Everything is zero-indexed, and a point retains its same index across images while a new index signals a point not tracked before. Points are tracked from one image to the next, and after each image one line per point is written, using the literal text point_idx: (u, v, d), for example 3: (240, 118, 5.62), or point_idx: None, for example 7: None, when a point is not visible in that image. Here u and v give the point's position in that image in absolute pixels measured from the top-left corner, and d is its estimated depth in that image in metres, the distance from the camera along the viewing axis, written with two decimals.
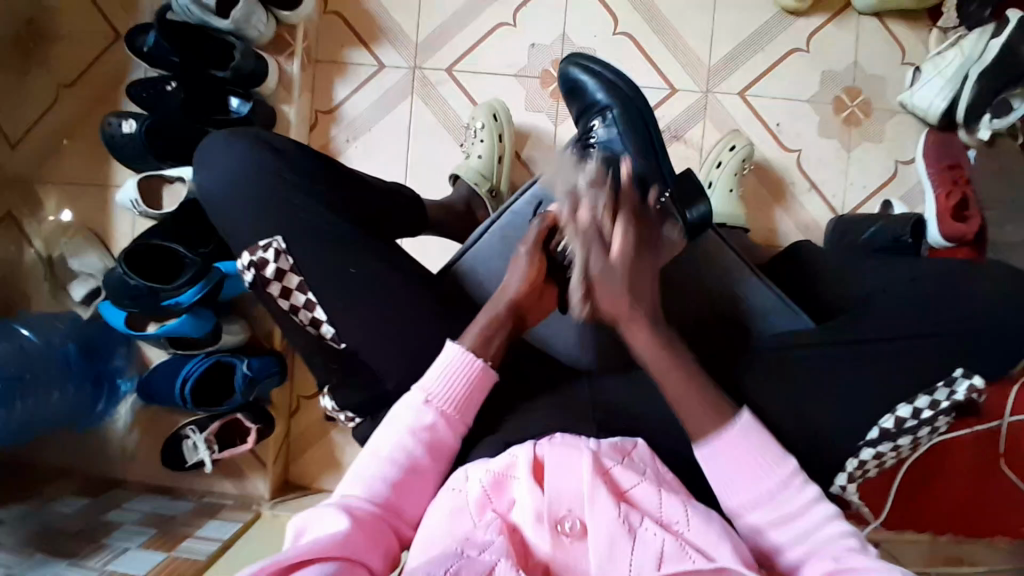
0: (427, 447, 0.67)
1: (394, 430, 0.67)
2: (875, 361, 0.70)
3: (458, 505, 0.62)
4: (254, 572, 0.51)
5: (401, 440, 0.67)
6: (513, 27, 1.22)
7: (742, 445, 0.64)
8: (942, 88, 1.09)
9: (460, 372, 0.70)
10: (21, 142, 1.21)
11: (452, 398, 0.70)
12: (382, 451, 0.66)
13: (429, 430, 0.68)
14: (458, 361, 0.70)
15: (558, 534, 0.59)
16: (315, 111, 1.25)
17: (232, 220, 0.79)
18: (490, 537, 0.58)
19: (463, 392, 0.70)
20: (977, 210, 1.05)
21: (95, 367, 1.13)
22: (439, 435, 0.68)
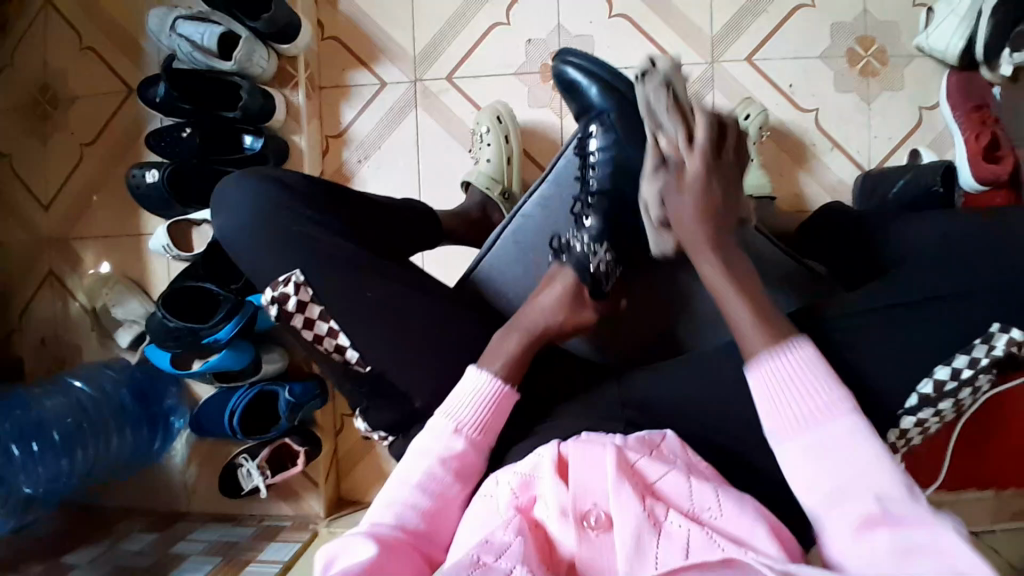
0: (455, 471, 0.67)
1: (421, 455, 0.68)
2: (923, 328, 0.65)
3: (489, 509, 0.63)
4: None
5: (428, 466, 0.67)
6: (507, 27, 1.21)
7: (798, 370, 0.59)
8: (958, 27, 1.03)
9: (488, 400, 0.70)
10: (54, 202, 1.27)
11: (481, 424, 0.70)
12: (409, 479, 0.66)
13: (459, 457, 0.68)
14: (487, 389, 0.70)
15: (584, 529, 0.59)
16: (325, 136, 1.26)
17: (251, 255, 0.80)
18: (510, 536, 0.57)
19: (489, 418, 0.70)
20: (1010, 148, 1.00)
21: (149, 409, 1.20)
22: (468, 458, 0.68)
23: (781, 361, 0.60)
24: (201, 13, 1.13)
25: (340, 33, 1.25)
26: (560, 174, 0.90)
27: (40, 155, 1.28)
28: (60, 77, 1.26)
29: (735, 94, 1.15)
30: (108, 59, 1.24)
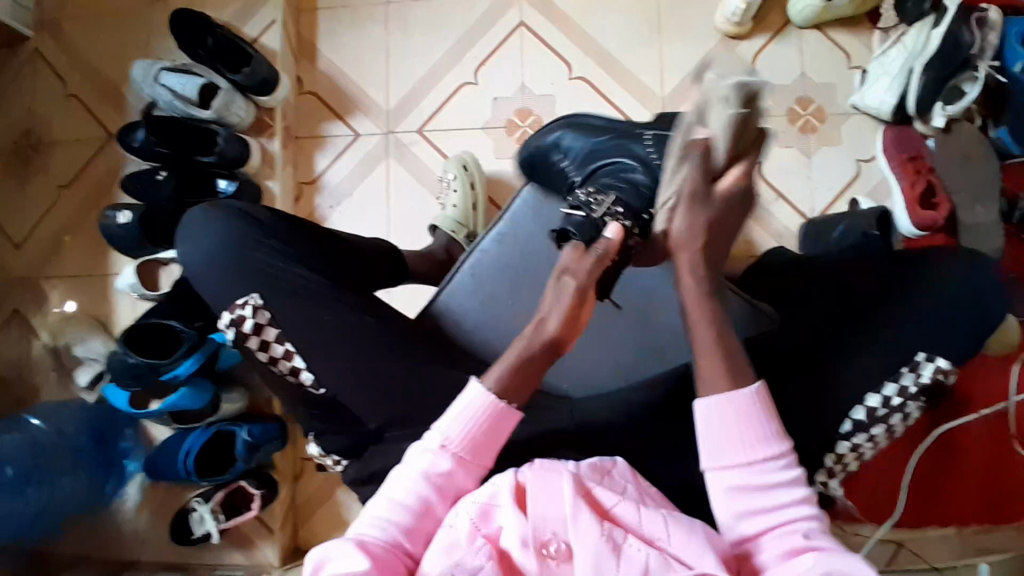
0: (440, 490, 0.66)
1: (409, 474, 0.66)
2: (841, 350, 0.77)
3: (448, 539, 0.62)
4: None
5: (414, 484, 0.66)
6: (475, 85, 1.30)
7: (746, 405, 0.62)
8: (890, 86, 1.14)
9: (481, 414, 0.67)
10: (25, 242, 1.29)
11: (472, 443, 0.67)
12: (396, 495, 0.66)
13: (447, 477, 0.66)
14: (481, 401, 0.68)
15: (544, 558, 0.59)
16: (299, 182, 1.32)
17: (209, 284, 0.82)
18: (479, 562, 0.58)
19: (482, 435, 0.68)
20: (944, 194, 1.08)
21: (104, 451, 1.18)
22: (456, 479, 0.67)
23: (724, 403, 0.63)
24: (185, 65, 1.21)
25: (318, 88, 1.33)
26: (516, 215, 0.94)
27: (15, 196, 1.31)
28: (43, 124, 1.31)
29: None
30: (93, 108, 1.31)
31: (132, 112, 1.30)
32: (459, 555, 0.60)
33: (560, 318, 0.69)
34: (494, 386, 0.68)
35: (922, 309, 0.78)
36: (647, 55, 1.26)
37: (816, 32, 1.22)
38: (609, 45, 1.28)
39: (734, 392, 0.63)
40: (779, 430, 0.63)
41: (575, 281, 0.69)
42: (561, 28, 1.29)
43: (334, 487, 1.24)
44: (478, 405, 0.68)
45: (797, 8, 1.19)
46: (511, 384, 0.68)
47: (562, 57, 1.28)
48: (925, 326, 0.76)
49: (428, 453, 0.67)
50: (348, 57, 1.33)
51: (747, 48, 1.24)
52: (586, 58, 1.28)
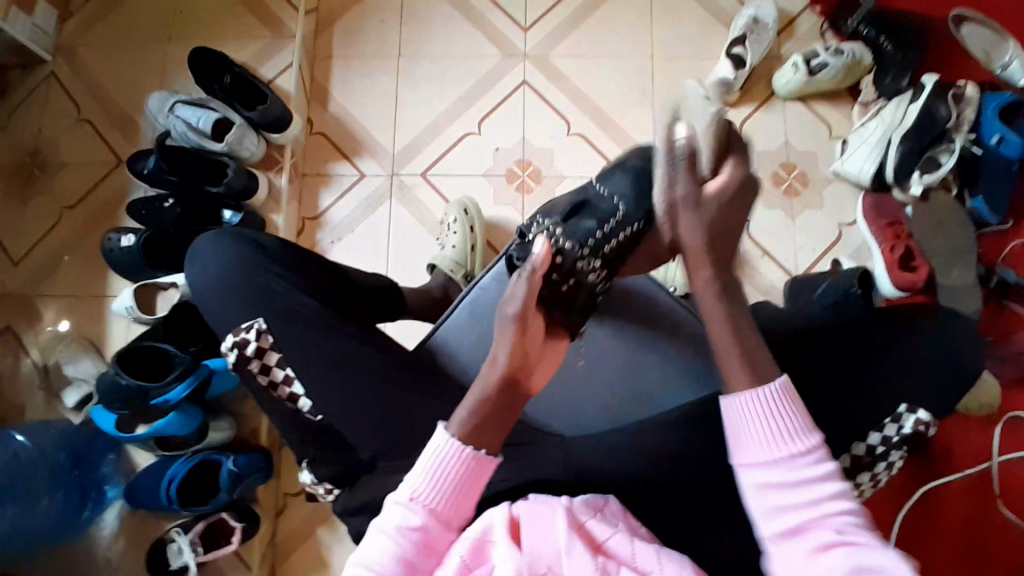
0: (418, 547, 0.66)
1: (383, 532, 0.66)
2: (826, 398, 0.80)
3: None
4: None
5: (390, 541, 0.66)
6: (478, 135, 1.36)
7: (771, 402, 0.61)
8: (870, 153, 1.21)
9: (451, 466, 0.67)
10: (23, 260, 1.30)
11: (442, 495, 0.67)
12: (373, 558, 0.65)
13: (420, 529, 0.66)
14: (449, 451, 0.67)
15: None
16: (302, 217, 1.35)
17: (217, 308, 0.85)
18: None
19: (454, 487, 0.67)
20: (922, 258, 1.14)
21: (82, 475, 1.16)
22: (431, 533, 0.66)
23: (750, 403, 0.62)
24: (201, 99, 1.26)
25: (327, 130, 1.39)
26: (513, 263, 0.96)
27: (17, 216, 1.32)
28: (54, 146, 1.35)
29: None
30: (106, 135, 1.35)
31: (144, 141, 1.34)
32: None
33: (508, 355, 0.70)
34: (457, 432, 0.68)
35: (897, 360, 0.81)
36: (642, 115, 1.34)
37: (799, 103, 1.31)
38: (606, 105, 1.35)
39: (760, 389, 0.62)
40: (808, 424, 0.61)
41: (513, 309, 0.72)
42: (562, 88, 1.37)
43: (315, 524, 1.22)
44: (447, 455, 0.67)
45: (782, 81, 1.28)
46: (478, 424, 0.68)
47: (561, 114, 1.36)
48: (905, 377, 0.81)
49: (400, 508, 0.67)
50: (357, 103, 1.40)
51: (735, 115, 1.32)
52: (585, 116, 1.35)
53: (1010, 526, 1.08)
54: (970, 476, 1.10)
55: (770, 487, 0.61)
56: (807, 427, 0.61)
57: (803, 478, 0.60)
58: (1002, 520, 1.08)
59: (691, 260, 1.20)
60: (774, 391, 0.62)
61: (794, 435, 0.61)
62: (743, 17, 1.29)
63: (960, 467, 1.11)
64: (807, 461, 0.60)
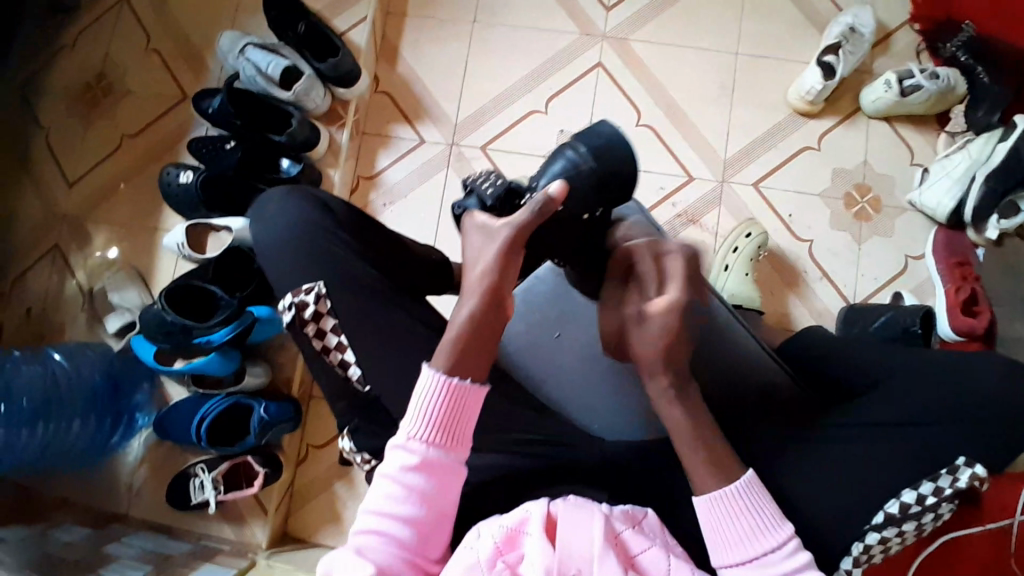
0: (427, 483, 0.66)
1: (387, 476, 0.66)
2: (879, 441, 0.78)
3: (469, 561, 0.61)
4: None
5: (394, 485, 0.65)
6: (544, 114, 1.33)
7: (740, 501, 0.67)
8: (950, 189, 1.16)
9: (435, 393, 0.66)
10: (80, 182, 1.31)
11: (435, 425, 0.66)
12: (387, 501, 0.66)
13: (420, 468, 0.65)
14: (431, 382, 0.66)
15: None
16: (357, 175, 1.34)
17: (279, 264, 0.85)
18: None
19: (444, 416, 0.66)
20: (987, 304, 1.10)
21: (118, 401, 1.18)
22: (434, 468, 0.66)
23: (724, 508, 0.67)
24: (273, 45, 1.25)
25: (393, 90, 1.36)
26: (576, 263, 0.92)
27: (79, 138, 1.33)
28: (122, 72, 1.34)
29: (739, 213, 1.25)
30: (173, 67, 1.34)
31: (211, 78, 1.33)
32: None
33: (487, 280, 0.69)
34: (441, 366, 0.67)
35: (962, 409, 0.78)
36: (716, 115, 1.29)
37: (884, 124, 1.25)
38: (680, 100, 1.30)
39: (726, 491, 0.68)
40: (777, 516, 0.68)
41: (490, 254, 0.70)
42: (636, 75, 1.32)
43: (334, 479, 1.23)
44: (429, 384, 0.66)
45: (870, 98, 1.22)
46: (456, 355, 0.67)
47: (632, 103, 1.31)
48: (974, 427, 0.77)
49: (398, 448, 0.66)
50: (426, 65, 1.37)
51: (814, 128, 1.26)
52: (657, 109, 1.31)
53: None
54: (995, 532, 1.04)
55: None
56: (780, 519, 0.68)
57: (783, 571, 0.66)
58: None
59: (746, 272, 1.16)
60: (740, 491, 0.68)
61: (761, 526, 0.67)
62: (839, 24, 1.23)
63: (985, 520, 1.04)
64: (781, 550, 0.67)
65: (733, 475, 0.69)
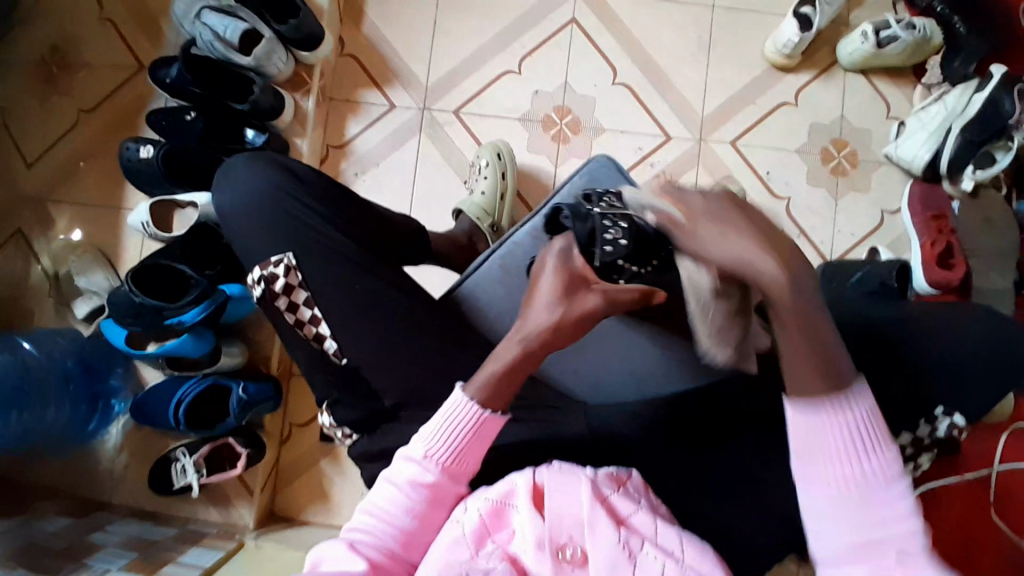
0: (429, 497, 0.65)
1: (392, 484, 0.65)
2: None
3: (455, 535, 0.62)
4: None
5: (400, 494, 0.65)
6: (518, 75, 1.29)
7: (860, 422, 0.54)
8: (926, 141, 1.15)
9: (463, 422, 0.66)
10: (35, 161, 1.25)
11: (454, 452, 0.66)
12: (382, 506, 0.65)
13: (431, 484, 0.65)
14: (464, 410, 0.66)
15: (559, 561, 0.60)
16: (327, 145, 1.30)
17: (247, 241, 0.84)
18: (492, 565, 0.60)
19: (466, 444, 0.66)
20: (962, 257, 1.10)
21: (92, 386, 1.16)
22: (442, 489, 0.65)
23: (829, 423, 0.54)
24: (229, 7, 1.17)
25: (359, 53, 1.31)
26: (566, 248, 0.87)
27: (32, 113, 1.26)
28: (70, 41, 1.27)
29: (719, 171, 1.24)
30: (125, 34, 1.27)
31: (165, 45, 1.26)
32: (468, 554, 0.61)
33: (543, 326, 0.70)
34: (476, 394, 0.67)
35: (937, 361, 0.78)
36: (694, 72, 1.26)
37: (861, 77, 1.24)
38: (657, 57, 1.27)
39: (842, 409, 0.54)
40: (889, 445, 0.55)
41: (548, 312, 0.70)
42: (612, 32, 1.28)
43: (321, 454, 1.23)
44: (462, 415, 0.66)
45: (847, 49, 1.20)
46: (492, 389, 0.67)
47: (609, 61, 1.28)
48: (945, 378, 0.78)
49: (411, 462, 0.65)
50: (393, 26, 1.31)
51: (792, 83, 1.25)
52: (634, 67, 1.27)
53: (998, 532, 1.05)
54: (969, 480, 1.07)
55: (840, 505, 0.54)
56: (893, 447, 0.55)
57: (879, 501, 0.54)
58: (991, 526, 1.06)
59: None
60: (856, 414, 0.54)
61: (878, 447, 0.55)
62: None
63: (960, 470, 1.08)
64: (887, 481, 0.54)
65: (854, 390, 0.55)
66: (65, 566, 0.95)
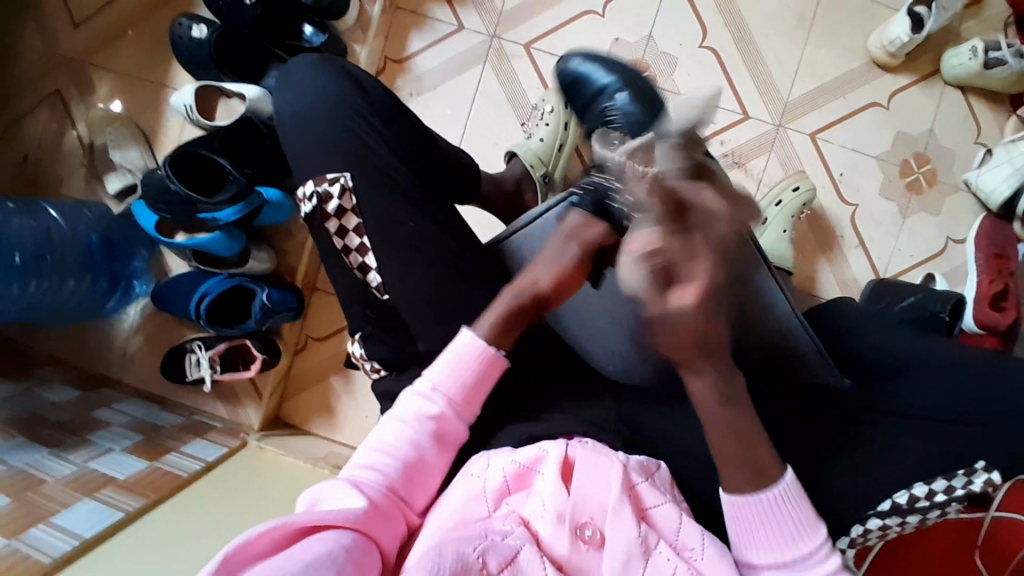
0: (433, 437, 0.66)
1: (399, 420, 0.66)
2: None
3: (475, 491, 0.62)
4: (264, 530, 0.51)
5: (407, 429, 0.65)
6: (600, 17, 1.20)
7: (774, 507, 0.61)
8: (1009, 176, 1.08)
9: (470, 360, 0.68)
10: (84, 22, 1.19)
11: (462, 387, 0.67)
12: (385, 445, 0.65)
13: (437, 420, 0.66)
14: (472, 348, 0.68)
15: (577, 539, 0.60)
16: (385, 57, 1.23)
17: (301, 154, 0.79)
18: (509, 527, 0.59)
19: (473, 383, 0.68)
20: (1016, 302, 1.03)
21: (114, 266, 1.14)
22: (447, 424, 0.66)
23: (769, 502, 0.61)
24: None
25: None
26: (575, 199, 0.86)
27: None
28: None
29: (789, 163, 1.17)
30: None
31: None
32: (485, 512, 0.61)
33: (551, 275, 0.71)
34: (483, 334, 0.68)
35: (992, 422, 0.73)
36: (787, 49, 1.17)
37: (959, 93, 1.15)
38: (752, 24, 1.18)
39: (758, 495, 0.61)
40: (812, 521, 0.62)
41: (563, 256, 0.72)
42: None
43: (332, 371, 1.22)
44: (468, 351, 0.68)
45: (952, 63, 1.11)
46: (504, 330, 0.69)
47: (700, 20, 1.19)
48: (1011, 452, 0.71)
49: (419, 396, 0.66)
50: None
51: (888, 83, 1.16)
52: (724, 32, 1.18)
53: None
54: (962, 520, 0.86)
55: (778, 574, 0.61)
56: (815, 524, 0.62)
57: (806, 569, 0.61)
58: None
59: (784, 228, 1.08)
60: (780, 493, 0.61)
61: (797, 530, 0.61)
62: None
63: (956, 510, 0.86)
64: (815, 559, 0.61)
65: (773, 475, 0.62)
66: (67, 440, 0.98)
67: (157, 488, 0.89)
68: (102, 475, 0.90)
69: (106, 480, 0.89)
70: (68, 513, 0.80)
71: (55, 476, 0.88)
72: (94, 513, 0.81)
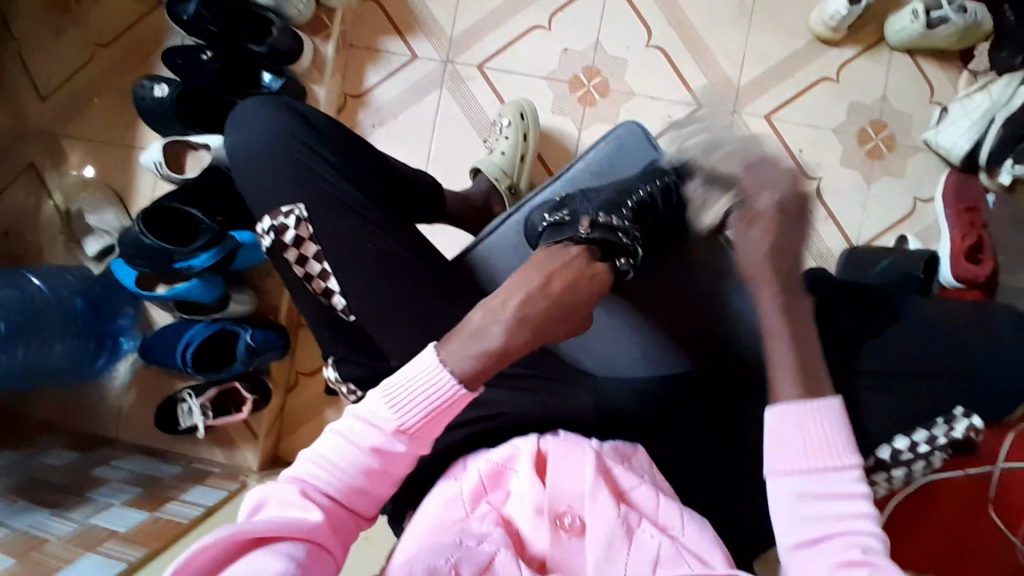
0: (388, 460, 0.58)
1: (351, 435, 0.58)
2: None
3: (451, 495, 0.62)
4: (215, 540, 0.50)
5: (358, 446, 0.58)
6: (547, 31, 1.24)
7: (823, 416, 0.57)
8: (968, 129, 1.08)
9: (436, 397, 0.58)
10: (52, 96, 1.23)
11: (424, 418, 0.58)
12: (333, 457, 0.58)
13: (393, 446, 0.58)
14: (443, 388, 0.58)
15: (557, 529, 0.59)
16: (345, 94, 1.27)
17: (259, 189, 0.81)
18: (487, 528, 0.58)
19: (435, 413, 0.58)
20: (992, 252, 1.02)
21: (100, 324, 1.16)
22: (405, 450, 0.58)
23: (803, 415, 0.58)
24: None
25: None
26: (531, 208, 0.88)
27: (49, 48, 1.23)
28: None
29: None
30: None
31: None
32: (463, 512, 0.61)
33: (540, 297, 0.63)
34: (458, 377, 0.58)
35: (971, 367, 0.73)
36: (731, 38, 1.20)
37: (906, 57, 1.17)
38: (694, 18, 1.21)
39: (808, 401, 0.58)
40: (852, 445, 0.56)
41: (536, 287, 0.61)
42: None
43: (325, 406, 1.23)
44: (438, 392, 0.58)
45: (895, 28, 1.13)
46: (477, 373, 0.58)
47: (643, 20, 1.22)
48: (989, 391, 0.71)
49: (375, 420, 0.57)
50: None
51: (834, 57, 1.18)
52: (669, 28, 1.22)
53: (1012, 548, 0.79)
54: (970, 476, 0.81)
55: (808, 496, 0.55)
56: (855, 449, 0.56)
57: (834, 492, 0.55)
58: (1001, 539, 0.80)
59: None
60: (827, 408, 0.58)
61: (844, 446, 0.56)
62: None
63: (961, 463, 0.81)
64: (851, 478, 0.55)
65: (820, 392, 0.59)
66: (69, 500, 0.99)
67: (159, 537, 0.88)
68: (103, 529, 0.91)
69: (107, 533, 0.89)
70: (72, 565, 0.79)
71: (58, 535, 0.88)
72: (94, 566, 0.80)
